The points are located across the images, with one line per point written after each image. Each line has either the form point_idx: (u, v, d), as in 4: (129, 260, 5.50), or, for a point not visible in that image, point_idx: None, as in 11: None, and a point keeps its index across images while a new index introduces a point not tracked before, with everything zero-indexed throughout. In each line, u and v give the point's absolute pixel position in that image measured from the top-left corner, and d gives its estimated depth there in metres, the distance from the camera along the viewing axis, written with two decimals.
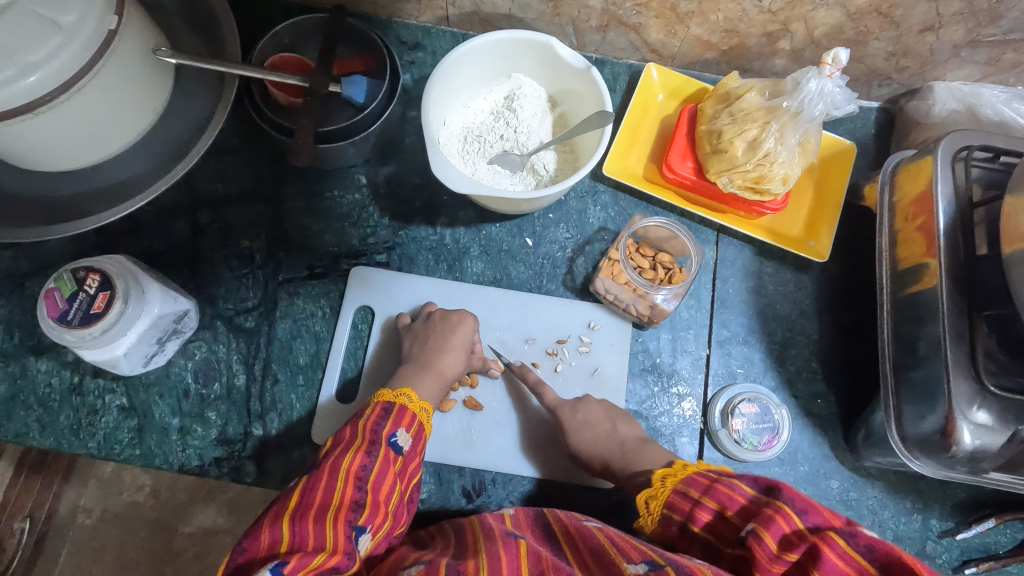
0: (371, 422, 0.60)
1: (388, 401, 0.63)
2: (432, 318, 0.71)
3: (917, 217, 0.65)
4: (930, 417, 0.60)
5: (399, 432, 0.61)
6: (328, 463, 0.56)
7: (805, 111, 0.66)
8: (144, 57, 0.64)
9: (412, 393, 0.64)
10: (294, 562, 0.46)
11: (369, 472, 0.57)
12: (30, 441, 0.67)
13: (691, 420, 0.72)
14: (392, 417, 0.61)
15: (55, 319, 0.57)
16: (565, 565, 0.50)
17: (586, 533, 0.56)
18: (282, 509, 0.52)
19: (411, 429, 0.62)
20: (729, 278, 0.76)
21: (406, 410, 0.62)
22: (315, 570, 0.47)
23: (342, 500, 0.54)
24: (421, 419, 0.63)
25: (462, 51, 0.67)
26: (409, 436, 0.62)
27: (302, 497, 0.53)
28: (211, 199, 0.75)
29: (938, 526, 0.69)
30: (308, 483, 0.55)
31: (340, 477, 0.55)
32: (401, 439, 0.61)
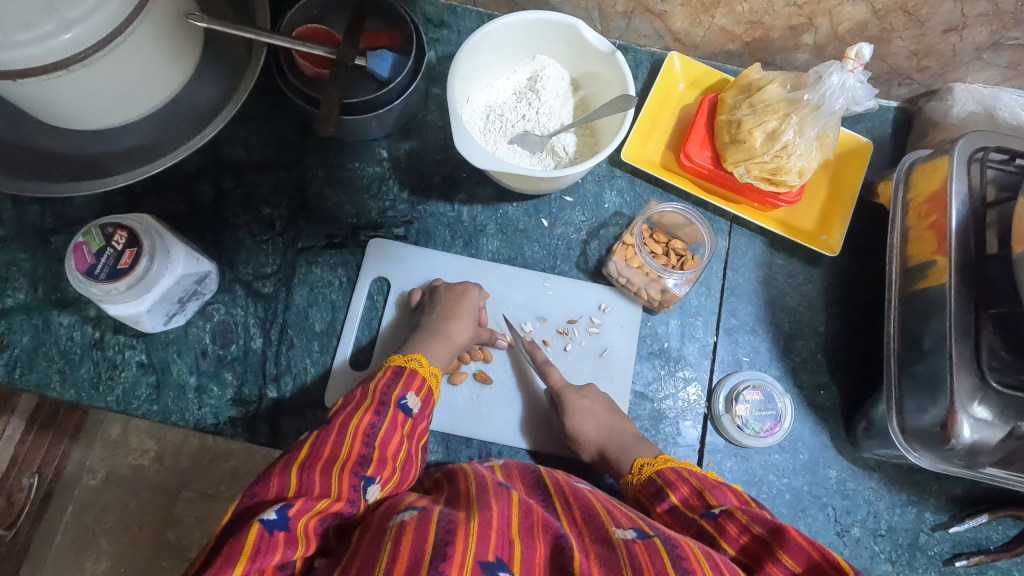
0: (382, 384, 0.62)
1: (399, 365, 0.64)
2: (443, 288, 0.72)
3: (930, 215, 0.66)
4: (932, 410, 0.61)
5: (408, 395, 0.62)
6: (339, 420, 0.58)
7: (826, 104, 0.67)
8: (176, 20, 0.65)
9: (421, 358, 0.66)
10: (299, 504, 0.48)
11: (377, 429, 0.58)
12: (50, 393, 0.69)
13: (695, 404, 0.73)
14: (402, 380, 0.63)
15: (83, 272, 0.59)
16: (553, 523, 0.50)
17: (578, 492, 0.58)
18: (294, 458, 0.54)
19: (420, 394, 0.64)
20: (740, 268, 0.77)
21: (416, 375, 0.64)
22: (318, 513, 0.49)
23: (350, 453, 0.55)
24: (431, 386, 0.65)
25: (489, 30, 0.68)
26: (418, 400, 0.63)
27: (311, 449, 0.55)
28: (234, 164, 0.76)
29: (931, 519, 0.70)
30: (318, 436, 0.56)
31: (349, 431, 0.56)
32: (410, 402, 0.62)
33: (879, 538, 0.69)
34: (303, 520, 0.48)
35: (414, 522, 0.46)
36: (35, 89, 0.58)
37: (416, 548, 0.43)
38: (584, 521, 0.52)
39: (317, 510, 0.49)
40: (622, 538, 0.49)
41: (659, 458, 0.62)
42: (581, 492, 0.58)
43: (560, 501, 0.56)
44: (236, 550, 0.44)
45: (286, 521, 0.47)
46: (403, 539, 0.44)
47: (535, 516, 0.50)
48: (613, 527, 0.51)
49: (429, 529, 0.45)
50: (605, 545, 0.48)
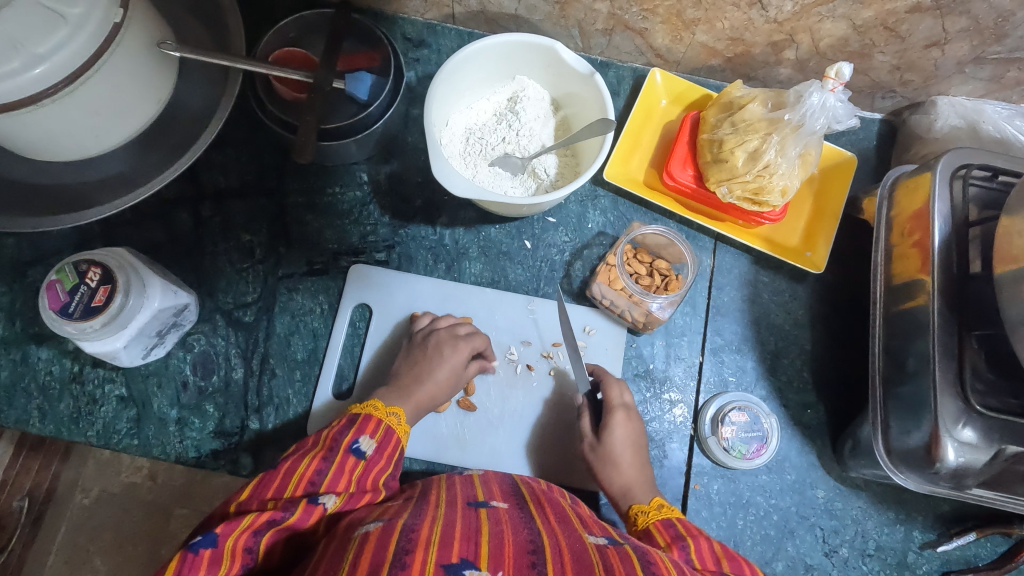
0: (335, 431, 0.59)
1: (354, 412, 0.62)
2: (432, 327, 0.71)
3: (914, 233, 0.66)
4: (916, 433, 0.60)
5: (360, 438, 0.59)
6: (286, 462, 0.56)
7: (806, 124, 0.66)
8: (147, 49, 0.65)
9: (379, 403, 0.64)
10: (228, 523, 0.48)
11: (324, 472, 0.55)
12: (30, 428, 0.68)
13: (681, 426, 0.72)
14: (354, 425, 0.60)
15: (56, 311, 0.58)
16: (524, 526, 0.51)
17: (553, 500, 0.59)
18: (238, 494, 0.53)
19: (375, 435, 0.60)
20: (725, 286, 0.77)
21: (369, 418, 0.61)
22: (248, 529, 0.48)
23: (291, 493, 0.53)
24: (385, 425, 0.62)
25: (467, 53, 0.67)
26: (373, 442, 0.60)
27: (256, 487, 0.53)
28: (213, 191, 0.75)
29: (920, 537, 0.70)
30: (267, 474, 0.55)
31: (293, 474, 0.54)
32: (363, 444, 0.59)
33: (867, 557, 0.69)
34: (232, 537, 0.47)
35: (377, 532, 0.46)
36: (7, 125, 0.58)
37: (378, 554, 0.43)
38: (559, 526, 0.52)
39: (245, 527, 0.48)
40: (596, 542, 0.50)
41: (653, 506, 0.61)
42: (554, 501, 0.59)
43: (534, 507, 0.56)
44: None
45: (213, 541, 0.46)
46: (365, 547, 0.44)
47: (504, 523, 0.51)
48: (587, 534, 0.51)
49: (391, 538, 0.45)
50: (578, 542, 0.49)
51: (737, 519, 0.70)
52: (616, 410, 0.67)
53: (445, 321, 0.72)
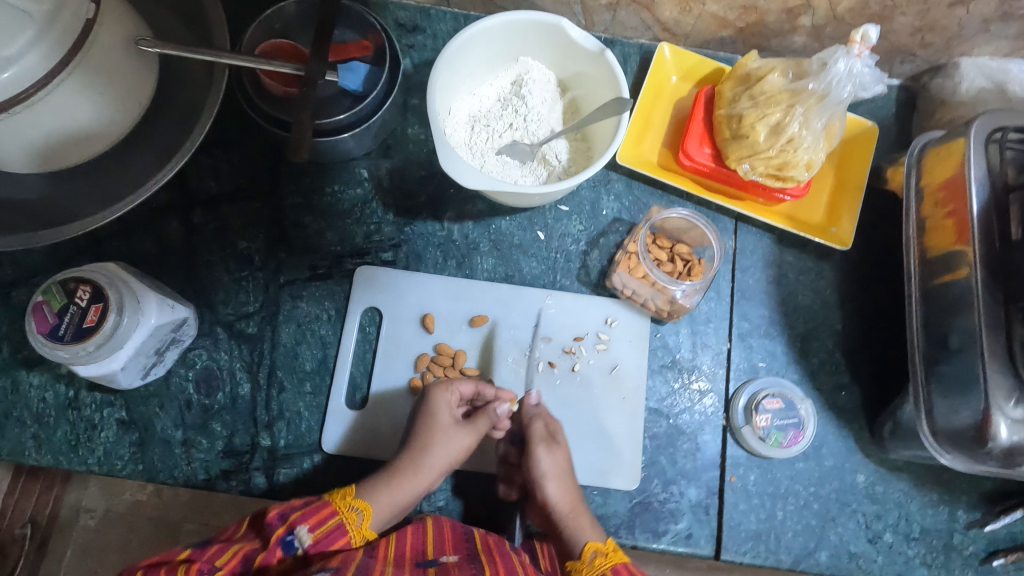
0: (280, 506, 0.55)
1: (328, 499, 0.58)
2: (432, 396, 0.64)
3: (947, 203, 0.63)
4: (965, 411, 0.57)
5: (300, 527, 0.54)
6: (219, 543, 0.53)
7: (833, 93, 0.62)
8: (125, 49, 0.62)
9: (355, 489, 0.60)
10: None
11: (257, 553, 0.53)
12: (26, 459, 0.64)
13: (713, 416, 0.69)
14: (306, 509, 0.55)
15: (45, 335, 0.54)
16: None
17: (504, 553, 0.60)
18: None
19: (318, 529, 0.55)
20: (749, 268, 0.73)
21: (325, 506, 0.57)
22: None
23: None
24: (340, 525, 0.57)
25: (468, 35, 0.63)
26: (311, 538, 0.54)
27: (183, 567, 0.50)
28: (204, 197, 0.71)
29: (965, 517, 0.67)
30: (198, 548, 0.52)
31: (225, 556, 0.51)
32: (300, 536, 0.54)
33: (912, 542, 0.67)
34: None
35: None
36: None
37: None
38: None
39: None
40: None
41: (609, 551, 0.60)
42: (508, 554, 0.61)
43: (485, 556, 0.59)
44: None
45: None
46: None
47: None
48: None
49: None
50: None
51: (776, 510, 0.67)
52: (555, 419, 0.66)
53: (451, 397, 0.65)
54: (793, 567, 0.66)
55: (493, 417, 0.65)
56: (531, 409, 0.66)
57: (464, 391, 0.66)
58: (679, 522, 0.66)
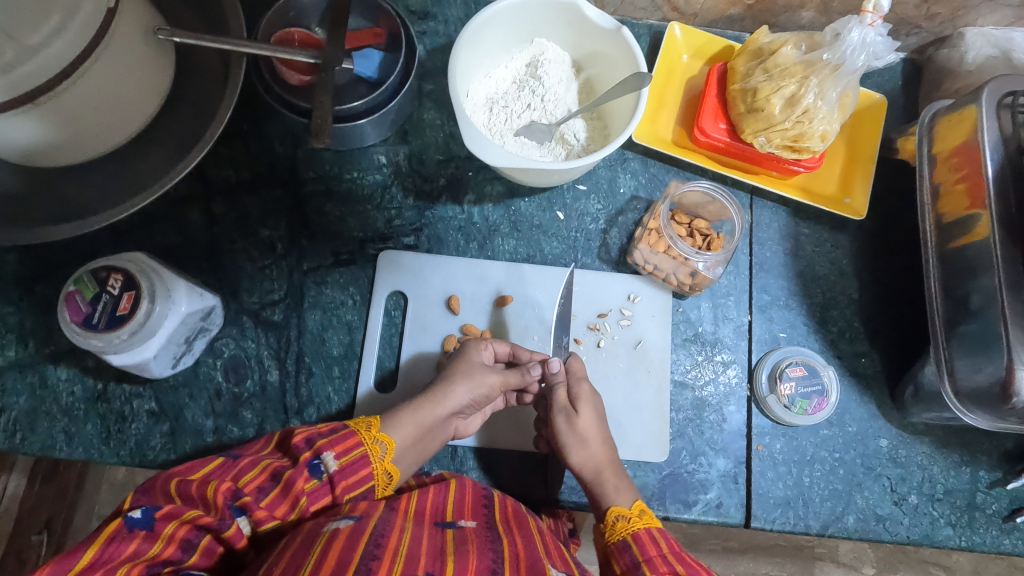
0: (309, 432, 0.56)
1: (348, 425, 0.58)
2: (466, 350, 0.66)
3: (961, 169, 0.64)
4: (988, 369, 0.59)
5: (326, 453, 0.55)
6: (250, 456, 0.54)
7: (847, 63, 0.64)
8: (145, 38, 0.60)
9: (378, 422, 0.60)
10: (170, 506, 0.46)
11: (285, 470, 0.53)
12: (57, 453, 0.64)
13: (737, 387, 0.70)
14: (333, 438, 0.56)
15: (79, 324, 0.55)
16: (489, 548, 0.50)
17: (523, 522, 0.57)
18: (186, 471, 0.50)
19: (343, 457, 0.55)
20: (766, 241, 0.74)
21: (351, 437, 0.57)
22: (188, 523, 0.46)
23: (245, 487, 0.50)
24: (364, 455, 0.57)
25: (485, 16, 0.63)
26: (338, 463, 0.55)
27: (216, 469, 0.51)
28: (224, 187, 0.71)
29: (986, 477, 0.69)
30: (230, 457, 0.53)
31: (256, 467, 0.52)
32: (327, 462, 0.54)
33: (937, 502, 0.68)
34: (169, 525, 0.45)
35: (346, 533, 0.48)
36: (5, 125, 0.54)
37: (343, 557, 0.44)
38: (524, 549, 0.52)
39: (185, 518, 0.46)
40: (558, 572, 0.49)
41: (636, 513, 0.58)
42: (526, 522, 0.57)
43: (503, 527, 0.55)
44: (88, 540, 0.42)
45: (152, 521, 0.44)
46: (332, 546, 0.45)
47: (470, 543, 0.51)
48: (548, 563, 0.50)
49: (359, 541, 0.47)
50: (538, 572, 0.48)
51: (803, 476, 0.68)
52: (582, 381, 0.66)
53: (485, 354, 0.66)
54: (822, 532, 0.67)
55: (525, 375, 0.66)
56: (553, 377, 0.65)
57: (498, 351, 0.67)
58: (709, 491, 0.67)
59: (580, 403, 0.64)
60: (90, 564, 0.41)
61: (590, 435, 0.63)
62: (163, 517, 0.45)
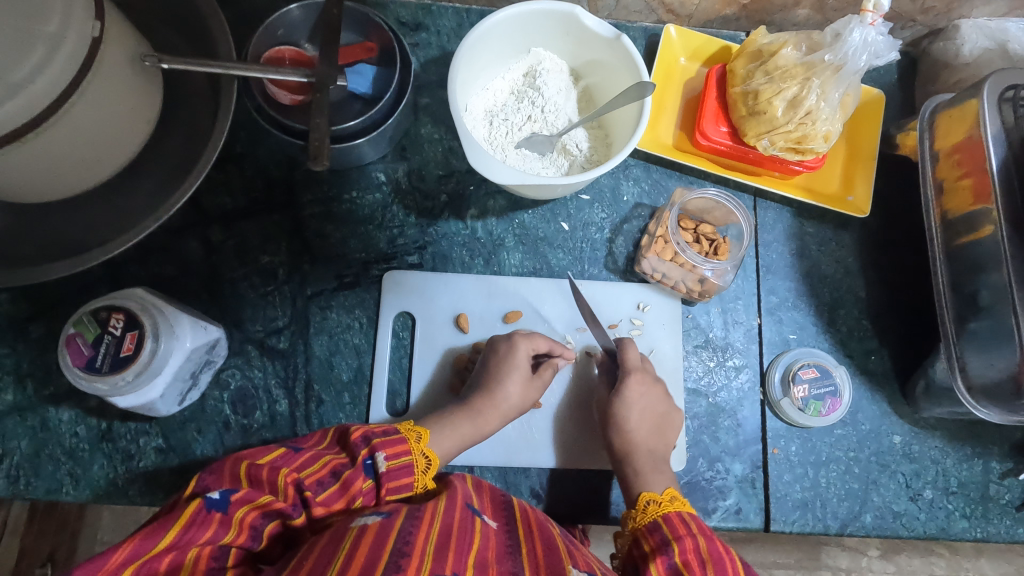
0: (365, 431, 0.54)
1: (398, 426, 0.57)
2: (504, 343, 0.66)
3: (965, 164, 0.64)
4: (1000, 364, 0.59)
5: (380, 453, 0.53)
6: (310, 449, 0.53)
7: (849, 63, 0.63)
8: (132, 67, 0.58)
9: (426, 435, 0.58)
10: (243, 492, 0.47)
11: (345, 468, 0.52)
12: (64, 497, 0.62)
13: (750, 391, 0.70)
14: (388, 439, 0.54)
15: (82, 368, 0.53)
16: (510, 557, 0.49)
17: (544, 525, 0.56)
18: (254, 456, 0.50)
19: (395, 460, 0.54)
20: (772, 243, 0.74)
21: (403, 441, 0.55)
22: (259, 508, 0.47)
23: (308, 478, 0.50)
24: (412, 460, 0.55)
25: (482, 29, 0.62)
26: (392, 464, 0.53)
27: (278, 459, 0.50)
28: (221, 213, 0.69)
29: (998, 467, 0.70)
30: (291, 450, 0.52)
31: (315, 463, 0.51)
32: (379, 462, 0.53)
33: (951, 496, 0.69)
34: (241, 509, 0.46)
35: (376, 527, 0.45)
36: None
37: (373, 551, 0.42)
38: (544, 556, 0.51)
39: (257, 502, 0.47)
40: None
41: (665, 498, 0.59)
42: (547, 527, 0.56)
43: (522, 531, 0.54)
44: (169, 519, 0.43)
45: (227, 504, 0.45)
46: (361, 542, 0.43)
47: (491, 544, 0.49)
48: (569, 565, 0.50)
49: (388, 537, 0.44)
50: None
51: (820, 477, 0.68)
52: (631, 372, 0.66)
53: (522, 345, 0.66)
54: (841, 531, 0.67)
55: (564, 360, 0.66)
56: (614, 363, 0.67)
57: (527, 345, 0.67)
58: (727, 498, 0.67)
59: (620, 392, 0.64)
60: (168, 546, 0.42)
61: (634, 422, 0.64)
62: (236, 503, 0.46)
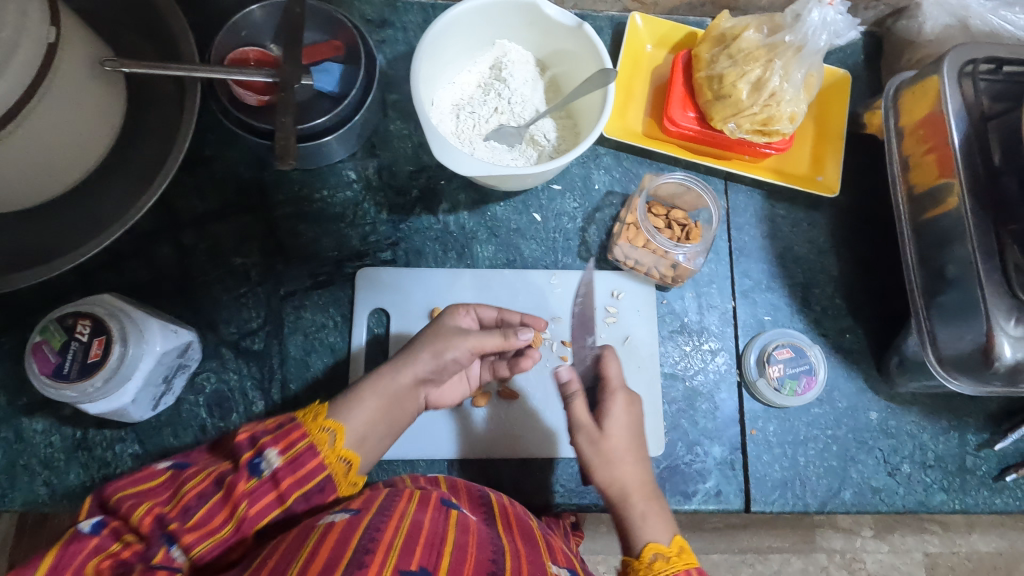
0: (254, 430, 0.50)
1: (295, 417, 0.53)
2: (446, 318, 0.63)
3: (928, 140, 0.64)
4: (969, 336, 0.59)
5: (269, 450, 0.48)
6: (195, 466, 0.49)
7: (810, 44, 0.64)
8: (93, 73, 0.58)
9: (327, 413, 0.54)
10: (104, 530, 0.42)
11: (230, 474, 0.47)
12: (41, 507, 0.62)
13: (727, 373, 0.71)
14: (277, 433, 0.50)
15: (50, 376, 0.53)
16: (490, 543, 0.49)
17: (522, 519, 0.56)
18: (127, 484, 0.45)
19: (288, 453, 0.49)
20: (744, 226, 0.74)
21: (296, 428, 0.51)
22: (122, 549, 0.42)
23: (183, 500, 0.44)
24: (310, 446, 0.51)
25: (444, 22, 0.62)
26: (283, 459, 0.48)
27: (160, 484, 0.46)
28: (191, 217, 0.69)
29: (975, 440, 0.70)
30: (177, 468, 0.48)
31: (197, 475, 0.47)
32: (270, 459, 0.48)
33: (929, 469, 0.69)
34: (104, 551, 0.41)
35: (342, 526, 0.45)
36: None
37: (336, 551, 0.41)
38: (525, 550, 0.51)
39: (121, 542, 0.42)
40: (558, 573, 0.50)
41: (675, 551, 0.53)
42: (525, 522, 0.56)
43: (502, 525, 0.54)
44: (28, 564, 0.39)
45: (98, 537, 0.42)
46: (325, 539, 0.43)
47: (470, 533, 0.49)
48: (549, 563, 0.51)
49: (354, 534, 0.44)
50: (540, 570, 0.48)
51: (798, 456, 0.69)
52: (616, 393, 0.61)
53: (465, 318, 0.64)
54: (820, 509, 0.68)
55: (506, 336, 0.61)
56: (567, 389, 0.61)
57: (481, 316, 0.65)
58: (707, 480, 0.67)
59: (606, 418, 0.60)
60: None
61: (622, 438, 0.59)
62: (109, 534, 0.42)
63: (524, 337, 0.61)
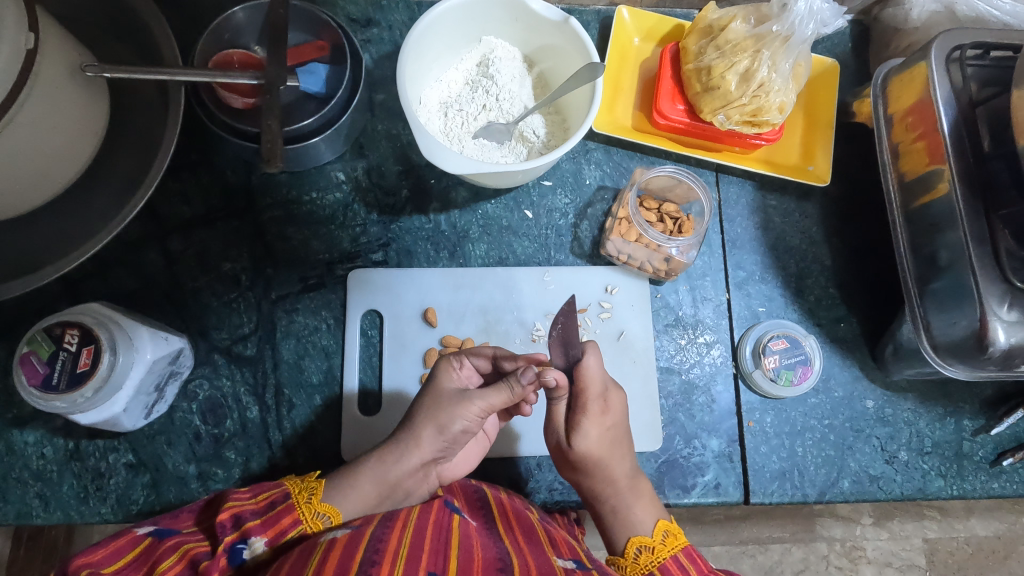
0: (242, 508, 0.51)
1: (290, 492, 0.54)
2: (438, 377, 0.60)
3: (917, 127, 0.64)
4: (962, 322, 0.59)
5: (255, 536, 0.49)
6: (177, 538, 0.49)
7: (796, 33, 0.64)
8: (74, 79, 0.57)
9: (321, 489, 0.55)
10: None
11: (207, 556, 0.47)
12: (35, 520, 0.61)
13: (722, 366, 0.70)
14: (267, 516, 0.51)
15: (39, 387, 0.52)
16: (494, 545, 0.50)
17: (519, 511, 0.57)
18: (103, 559, 0.45)
19: (275, 542, 0.50)
20: (736, 218, 0.74)
21: (287, 514, 0.52)
22: None
23: None
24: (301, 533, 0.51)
25: (429, 20, 0.62)
26: (264, 544, 0.49)
27: (134, 561, 0.47)
28: (178, 223, 0.68)
29: (971, 425, 0.70)
30: (159, 536, 0.50)
31: (175, 553, 0.47)
32: (254, 547, 0.48)
33: (926, 456, 0.69)
34: None
35: (344, 542, 0.45)
36: None
37: (343, 562, 0.41)
38: (527, 544, 0.51)
39: None
40: (564, 566, 0.50)
41: (655, 540, 0.58)
42: (525, 516, 0.56)
43: (503, 526, 0.54)
44: None
45: None
46: (330, 555, 0.42)
47: (473, 539, 0.49)
48: (553, 554, 0.51)
49: (357, 548, 0.43)
50: (546, 562, 0.49)
51: (796, 447, 0.69)
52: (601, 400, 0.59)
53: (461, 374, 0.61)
54: (819, 499, 0.68)
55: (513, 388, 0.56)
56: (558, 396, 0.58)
57: (480, 365, 0.62)
58: (705, 474, 0.67)
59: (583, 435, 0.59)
60: None
61: (603, 442, 0.59)
62: None
63: (528, 382, 0.55)
